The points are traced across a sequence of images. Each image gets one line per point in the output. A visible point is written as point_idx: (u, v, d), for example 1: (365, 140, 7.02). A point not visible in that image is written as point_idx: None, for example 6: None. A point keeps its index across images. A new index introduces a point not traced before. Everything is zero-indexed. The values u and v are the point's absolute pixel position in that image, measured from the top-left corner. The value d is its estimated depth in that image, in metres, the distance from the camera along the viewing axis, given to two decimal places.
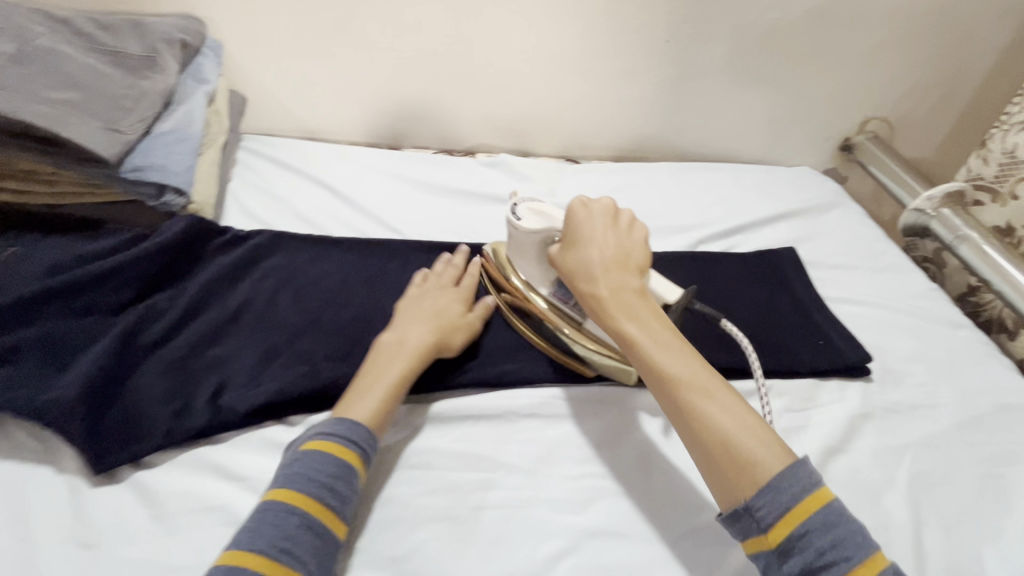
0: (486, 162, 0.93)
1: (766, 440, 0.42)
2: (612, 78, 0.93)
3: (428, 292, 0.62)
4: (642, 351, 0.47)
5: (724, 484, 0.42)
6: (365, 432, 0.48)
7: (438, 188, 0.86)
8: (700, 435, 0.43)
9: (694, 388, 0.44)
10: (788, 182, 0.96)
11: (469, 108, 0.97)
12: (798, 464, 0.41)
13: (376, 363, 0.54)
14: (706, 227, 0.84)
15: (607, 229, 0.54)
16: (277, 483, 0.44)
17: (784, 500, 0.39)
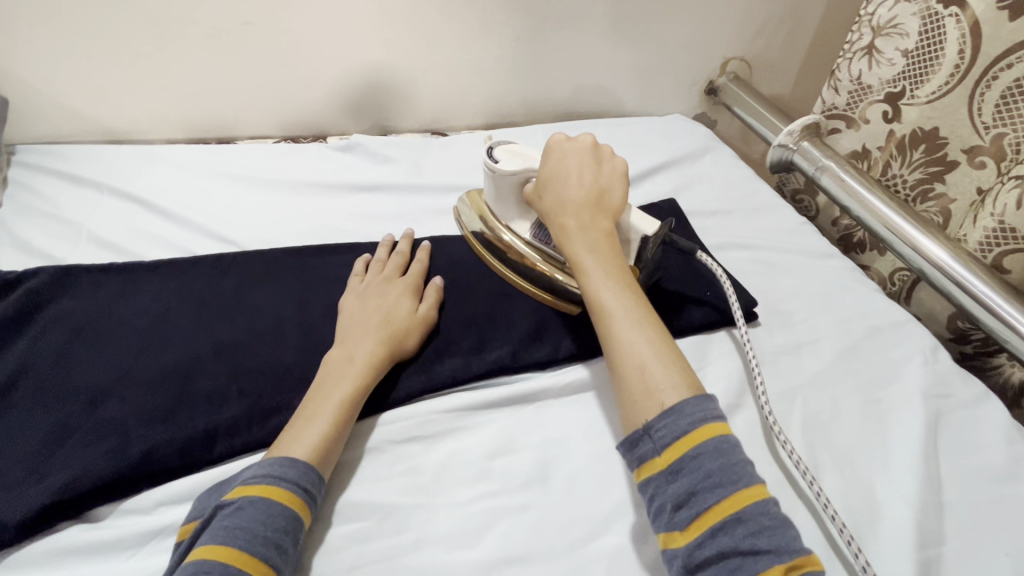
0: (337, 146, 0.81)
1: (681, 376, 0.43)
2: (465, 39, 0.84)
3: (369, 292, 0.55)
4: (585, 277, 0.49)
5: (632, 404, 0.43)
6: (311, 473, 0.42)
7: (282, 183, 0.73)
8: (615, 359, 0.45)
9: (622, 316, 0.46)
10: (661, 132, 0.94)
11: (309, 86, 0.84)
12: (704, 400, 0.41)
13: (328, 379, 0.47)
14: None
15: (585, 165, 0.55)
16: (212, 540, 0.36)
17: (682, 424, 0.40)
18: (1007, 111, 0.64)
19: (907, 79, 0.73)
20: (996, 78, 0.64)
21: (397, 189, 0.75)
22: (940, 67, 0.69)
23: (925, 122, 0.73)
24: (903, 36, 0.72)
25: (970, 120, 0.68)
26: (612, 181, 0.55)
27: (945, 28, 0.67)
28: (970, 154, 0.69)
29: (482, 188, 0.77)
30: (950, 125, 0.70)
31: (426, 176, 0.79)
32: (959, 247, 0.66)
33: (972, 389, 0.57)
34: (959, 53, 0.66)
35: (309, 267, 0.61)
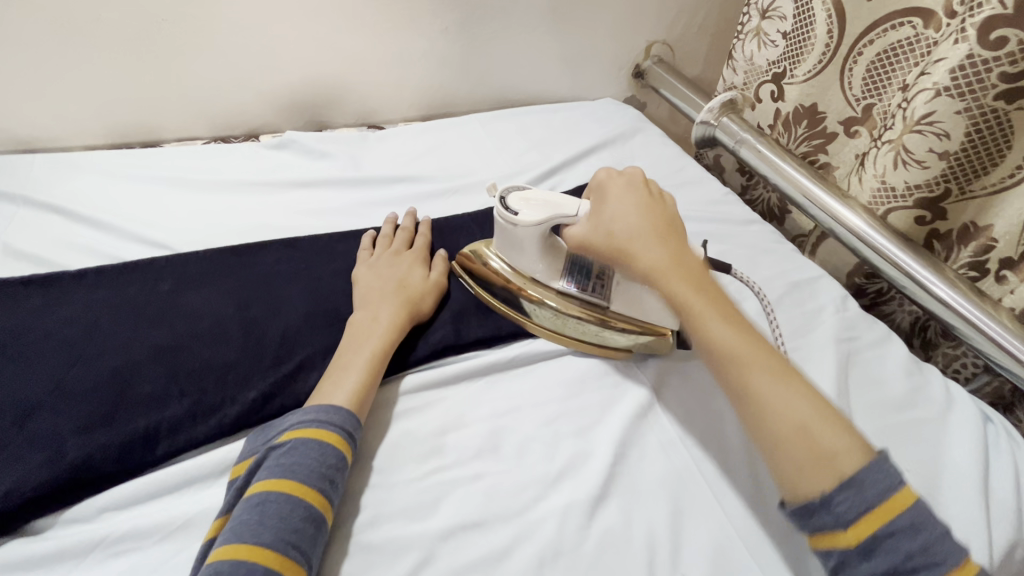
0: (271, 144, 0.80)
1: (841, 430, 0.41)
2: (395, 31, 0.85)
3: (381, 262, 0.60)
4: (706, 324, 0.46)
5: (798, 476, 0.40)
6: (352, 419, 0.45)
7: (216, 183, 0.72)
8: (767, 419, 0.42)
9: (761, 369, 0.43)
10: (593, 116, 0.98)
11: (235, 84, 0.81)
12: (878, 455, 0.39)
13: (360, 337, 0.51)
14: (523, 173, 0.82)
15: (646, 202, 0.52)
16: (272, 473, 0.40)
17: (867, 498, 0.38)
18: (873, 82, 0.70)
19: (787, 59, 0.80)
20: (860, 54, 0.71)
21: (337, 184, 0.75)
22: (811, 49, 0.75)
23: (804, 100, 0.80)
24: (780, 17, 0.79)
25: (842, 93, 0.75)
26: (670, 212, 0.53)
27: (814, 11, 0.74)
28: (846, 125, 0.76)
29: (423, 178, 0.78)
30: (826, 100, 0.77)
31: (365, 169, 0.79)
32: (856, 204, 0.72)
33: (876, 331, 0.64)
34: (827, 33, 0.73)
35: (249, 266, 0.60)
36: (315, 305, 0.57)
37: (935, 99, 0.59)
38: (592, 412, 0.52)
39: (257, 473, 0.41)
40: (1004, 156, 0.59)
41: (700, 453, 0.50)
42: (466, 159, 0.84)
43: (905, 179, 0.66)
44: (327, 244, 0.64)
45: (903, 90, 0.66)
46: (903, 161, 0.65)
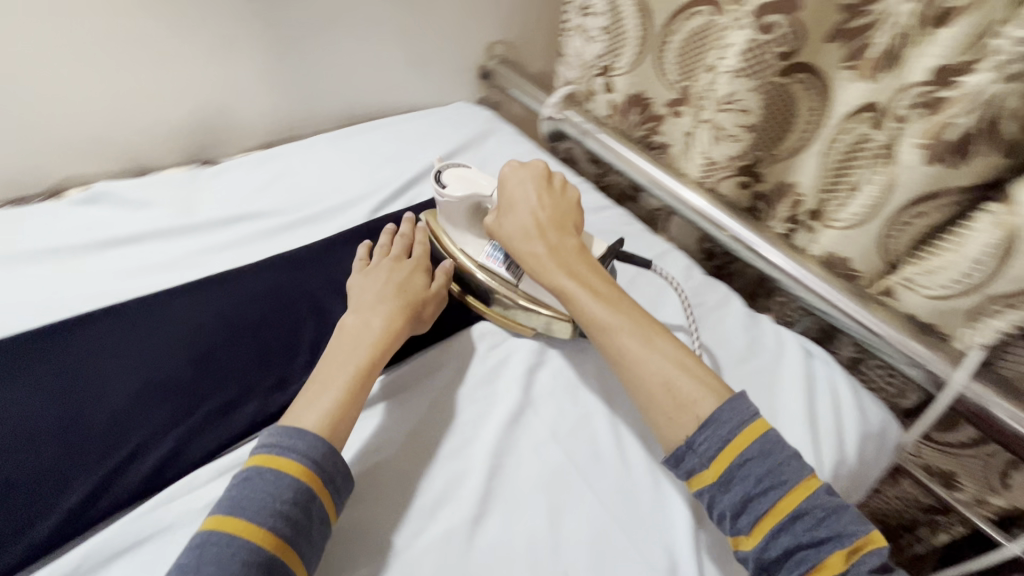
0: (80, 201, 0.70)
1: (701, 381, 0.47)
2: (205, 58, 0.77)
3: (370, 275, 0.59)
4: (585, 305, 0.51)
5: (667, 421, 0.46)
6: (321, 445, 0.44)
7: (11, 258, 0.62)
8: (638, 380, 0.48)
9: (632, 337, 0.49)
10: (444, 123, 0.97)
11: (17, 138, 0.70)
12: (736, 400, 0.46)
13: (346, 354, 0.51)
14: (375, 193, 0.79)
15: (541, 194, 0.58)
16: (219, 512, 0.40)
17: (724, 434, 0.44)
18: (684, 67, 0.76)
19: (608, 53, 0.84)
20: (668, 42, 0.76)
21: (164, 234, 0.68)
22: (624, 41, 0.81)
23: (630, 88, 0.85)
24: (592, 14, 0.84)
25: (661, 80, 0.80)
26: (562, 205, 0.58)
27: (622, 6, 0.78)
28: (671, 106, 0.81)
29: (266, 214, 0.73)
30: (648, 88, 0.82)
31: (200, 212, 0.72)
32: (689, 180, 0.78)
33: (718, 293, 0.70)
34: (637, 26, 0.78)
35: (55, 347, 0.52)
36: (146, 379, 0.51)
37: (735, 79, 0.64)
38: (463, 431, 0.52)
39: (211, 508, 0.41)
40: (794, 119, 0.65)
41: (573, 447, 0.52)
42: (313, 185, 0.79)
43: (726, 153, 0.71)
44: (154, 302, 0.57)
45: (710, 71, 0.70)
46: (719, 137, 0.70)
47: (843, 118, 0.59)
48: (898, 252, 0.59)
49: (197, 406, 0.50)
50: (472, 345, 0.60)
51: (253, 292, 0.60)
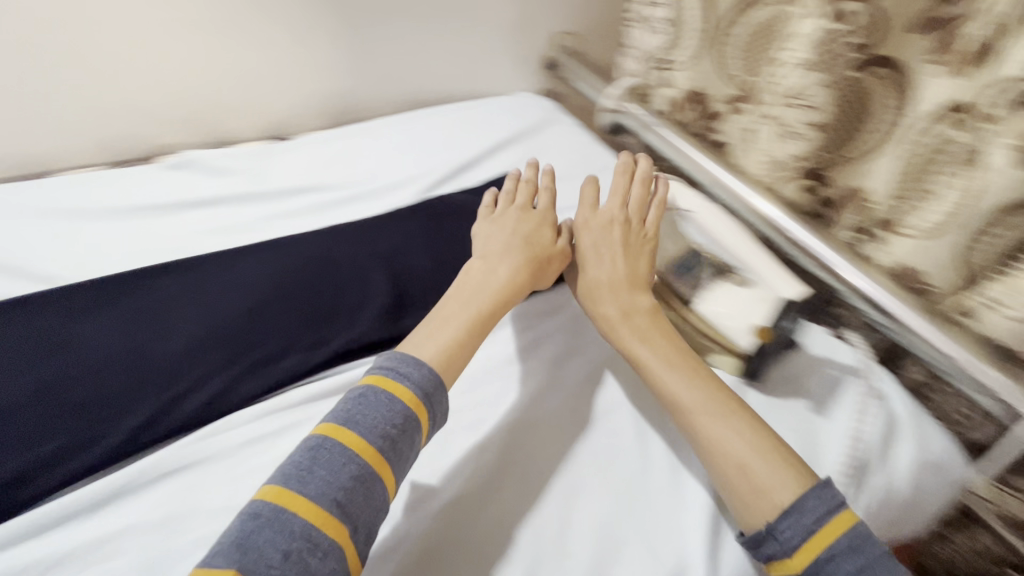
0: (167, 165, 0.77)
1: (779, 462, 0.45)
2: (285, 38, 0.83)
3: (537, 221, 0.63)
4: (655, 375, 0.52)
5: (743, 504, 0.44)
6: (433, 378, 0.48)
7: (108, 211, 0.70)
8: (714, 458, 0.47)
9: (705, 414, 0.48)
10: (503, 111, 0.98)
11: (123, 106, 0.79)
12: (819, 487, 0.43)
13: (490, 306, 0.55)
14: (429, 174, 0.82)
15: (614, 247, 0.60)
16: (336, 420, 0.43)
17: (808, 522, 0.41)
18: (747, 58, 0.72)
19: (670, 45, 0.82)
20: (729, 34, 0.73)
21: (237, 200, 0.74)
22: (685, 34, 0.79)
23: (690, 83, 0.82)
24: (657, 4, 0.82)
25: (722, 72, 0.77)
26: (636, 258, 0.60)
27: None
28: (728, 103, 0.78)
29: (327, 187, 0.78)
30: (708, 80, 0.79)
31: (267, 182, 0.78)
32: (748, 177, 0.74)
33: None
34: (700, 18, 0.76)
35: (136, 291, 0.58)
36: (205, 324, 0.56)
37: (806, 73, 0.62)
38: (485, 408, 0.55)
39: (328, 415, 0.45)
40: (864, 121, 0.60)
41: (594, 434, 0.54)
42: (372, 163, 0.83)
43: (791, 152, 0.68)
44: (221, 257, 0.63)
45: (771, 64, 0.67)
46: (785, 134, 0.68)
47: (924, 118, 0.53)
48: (975, 266, 0.55)
49: (245, 354, 0.55)
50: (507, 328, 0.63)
51: (304, 255, 0.64)
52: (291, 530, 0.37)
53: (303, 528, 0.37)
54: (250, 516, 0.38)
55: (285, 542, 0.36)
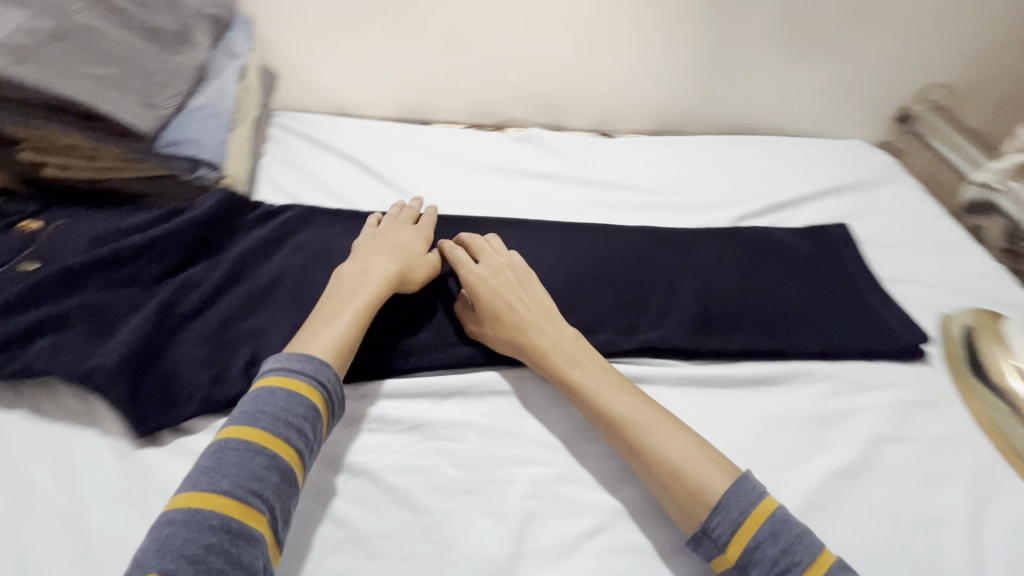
0: (516, 138, 0.90)
1: (711, 464, 0.45)
2: (652, 46, 0.89)
3: (372, 235, 0.63)
4: (595, 396, 0.49)
5: (687, 506, 0.43)
6: (326, 368, 0.48)
7: (470, 164, 0.84)
8: (653, 464, 0.46)
9: (647, 426, 0.47)
10: (832, 156, 0.90)
11: (501, 78, 0.93)
12: (742, 481, 0.43)
13: (339, 287, 0.55)
14: (747, 202, 0.80)
15: (490, 273, 0.58)
16: (238, 426, 0.43)
17: (733, 517, 0.41)
18: None
19: None
20: None
21: (563, 180, 0.83)
22: None
23: None
24: None
25: None
26: (499, 290, 0.56)
27: None
28: None
29: (645, 190, 0.81)
30: None
31: (592, 171, 0.85)
32: None
33: None
34: None
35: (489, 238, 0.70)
36: None
37: None
38: (788, 453, 0.51)
39: (226, 420, 0.44)
40: None
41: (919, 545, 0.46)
42: (690, 176, 0.84)
43: None
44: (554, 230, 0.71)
45: None
46: None
47: None
48: None
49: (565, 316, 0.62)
50: (815, 381, 0.57)
51: (620, 250, 0.69)
52: (208, 526, 0.38)
53: (222, 522, 0.38)
54: (165, 523, 0.38)
55: (204, 539, 0.37)
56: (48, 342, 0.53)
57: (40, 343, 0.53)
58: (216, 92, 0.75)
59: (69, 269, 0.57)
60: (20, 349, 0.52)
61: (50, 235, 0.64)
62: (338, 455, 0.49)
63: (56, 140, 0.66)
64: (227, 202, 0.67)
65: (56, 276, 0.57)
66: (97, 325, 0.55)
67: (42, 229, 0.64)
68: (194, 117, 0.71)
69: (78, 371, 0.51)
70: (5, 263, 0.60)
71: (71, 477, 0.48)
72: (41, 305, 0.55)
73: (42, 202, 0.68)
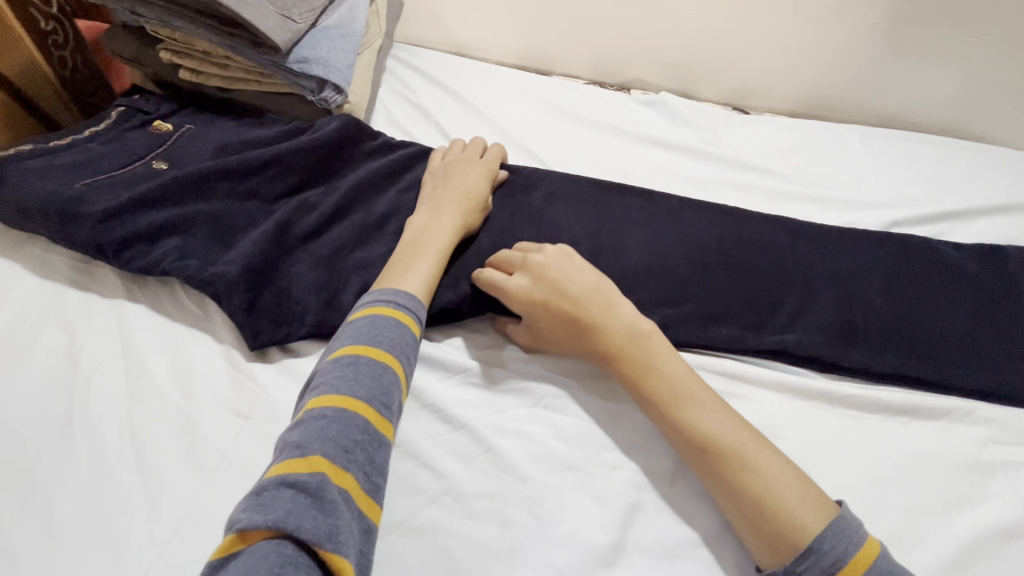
0: (642, 100, 0.83)
1: (804, 496, 0.38)
2: (817, 13, 0.78)
3: (439, 174, 0.61)
4: (674, 410, 0.43)
5: (769, 543, 0.38)
6: (422, 309, 0.48)
7: (590, 122, 0.78)
8: (735, 493, 0.39)
9: (734, 449, 0.40)
10: (1011, 167, 0.77)
11: (633, 34, 0.86)
12: (841, 520, 0.37)
13: (416, 240, 0.54)
14: (901, 207, 0.70)
15: (526, 288, 0.49)
16: (358, 343, 0.42)
17: (828, 566, 0.36)
18: None
19: None
20: None
21: (691, 152, 0.75)
22: None
23: None
24: None
25: None
26: (538, 312, 0.48)
27: None
28: None
29: (782, 176, 0.73)
30: None
31: (722, 147, 0.77)
32: None
33: None
34: None
35: (606, 202, 0.64)
36: (657, 258, 0.59)
37: None
38: (933, 498, 0.45)
39: (342, 342, 0.43)
40: None
41: None
42: (834, 170, 0.75)
43: None
44: (682, 204, 0.65)
45: None
46: None
47: None
48: None
49: (686, 301, 0.56)
50: (970, 423, 0.50)
51: (755, 236, 0.62)
52: (356, 424, 0.37)
53: (366, 424, 0.38)
54: (317, 416, 0.37)
55: (355, 435, 0.37)
56: (174, 243, 0.54)
57: (168, 242, 0.54)
58: (346, 13, 0.73)
59: (200, 174, 0.58)
60: (148, 245, 0.53)
61: (181, 138, 0.65)
62: (438, 403, 0.47)
63: (198, 43, 0.67)
64: (351, 130, 0.65)
65: (186, 179, 0.57)
66: (220, 233, 0.56)
67: (173, 132, 0.65)
68: (325, 34, 0.69)
69: (200, 275, 0.51)
70: (138, 158, 0.61)
71: (184, 375, 0.48)
72: (169, 205, 0.56)
73: (175, 105, 0.69)
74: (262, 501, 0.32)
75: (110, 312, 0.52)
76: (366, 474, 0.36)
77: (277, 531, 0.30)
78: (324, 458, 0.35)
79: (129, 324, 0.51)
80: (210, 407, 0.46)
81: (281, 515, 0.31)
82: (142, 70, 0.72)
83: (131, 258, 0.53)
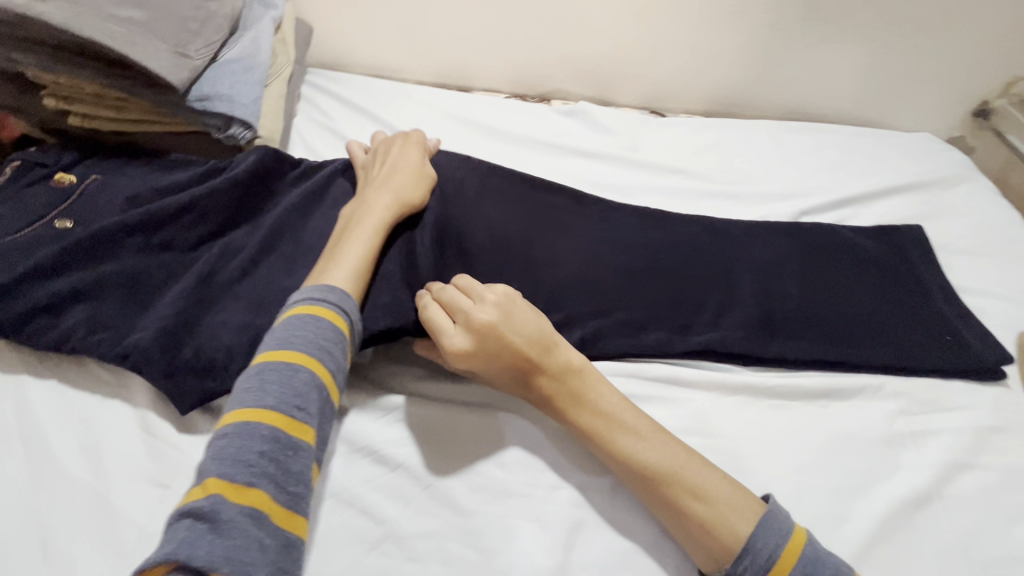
0: (561, 111, 0.85)
1: (738, 506, 0.40)
2: (716, 19, 0.82)
3: (368, 162, 0.62)
4: (614, 443, 0.43)
5: (712, 557, 0.40)
6: (349, 299, 0.46)
7: (513, 136, 0.79)
8: (678, 515, 0.41)
9: (672, 474, 0.41)
10: (902, 148, 0.84)
11: (547, 46, 0.87)
12: (772, 516, 0.40)
13: (351, 222, 0.54)
14: (809, 196, 0.74)
15: (465, 352, 0.46)
16: (268, 348, 0.41)
17: (765, 562, 0.38)
18: None
19: None
20: None
21: (612, 159, 0.77)
22: None
23: None
24: None
25: None
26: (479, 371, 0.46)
27: None
28: None
29: (699, 176, 0.76)
30: None
31: (642, 152, 0.80)
32: None
33: None
34: None
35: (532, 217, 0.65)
36: (585, 268, 0.60)
37: None
38: (852, 476, 0.48)
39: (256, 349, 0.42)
40: None
41: None
42: (747, 166, 0.79)
43: None
44: (606, 212, 0.66)
45: None
46: None
47: None
48: None
49: (615, 310, 0.57)
50: (882, 398, 0.53)
51: (676, 238, 0.64)
52: (259, 435, 0.36)
53: (272, 433, 0.36)
54: (217, 436, 0.36)
55: (257, 447, 0.35)
56: (84, 311, 0.50)
57: (79, 310, 0.50)
58: (250, 45, 0.70)
59: (107, 232, 0.54)
60: (54, 318, 0.50)
61: (87, 191, 0.60)
62: (372, 445, 0.46)
63: (86, 86, 0.62)
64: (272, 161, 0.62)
65: (93, 239, 0.54)
66: (136, 292, 0.52)
67: (77, 184, 0.61)
68: (227, 69, 0.66)
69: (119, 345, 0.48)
70: (39, 218, 0.57)
71: (97, 449, 0.45)
72: (75, 269, 0.53)
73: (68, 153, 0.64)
74: (164, 536, 0.32)
75: (8, 389, 0.48)
76: (276, 484, 0.35)
77: (171, 563, 0.30)
78: (218, 480, 0.34)
79: (32, 401, 0.48)
80: (129, 481, 0.44)
81: (172, 548, 0.31)
82: (27, 118, 0.66)
83: (40, 333, 0.49)
